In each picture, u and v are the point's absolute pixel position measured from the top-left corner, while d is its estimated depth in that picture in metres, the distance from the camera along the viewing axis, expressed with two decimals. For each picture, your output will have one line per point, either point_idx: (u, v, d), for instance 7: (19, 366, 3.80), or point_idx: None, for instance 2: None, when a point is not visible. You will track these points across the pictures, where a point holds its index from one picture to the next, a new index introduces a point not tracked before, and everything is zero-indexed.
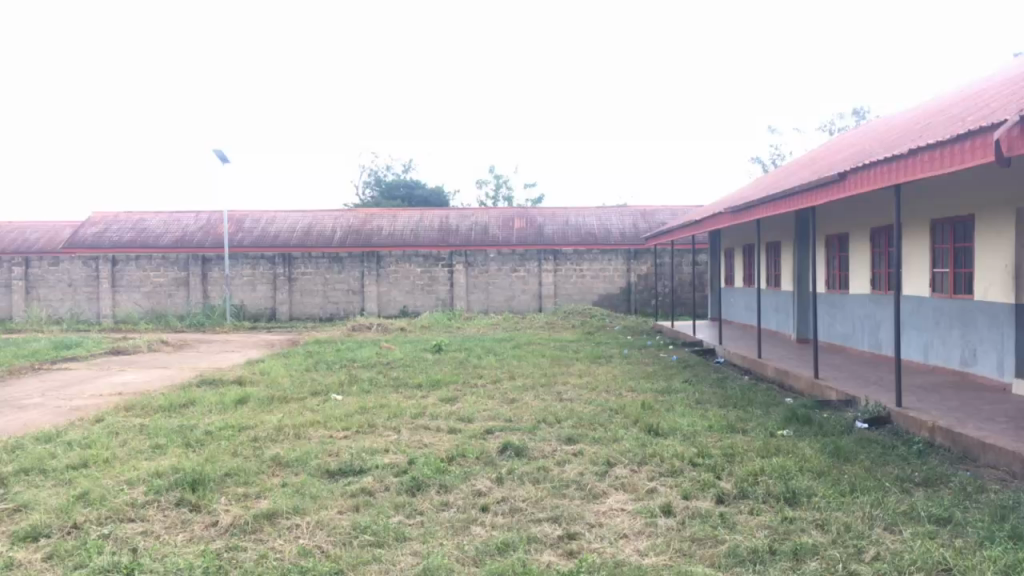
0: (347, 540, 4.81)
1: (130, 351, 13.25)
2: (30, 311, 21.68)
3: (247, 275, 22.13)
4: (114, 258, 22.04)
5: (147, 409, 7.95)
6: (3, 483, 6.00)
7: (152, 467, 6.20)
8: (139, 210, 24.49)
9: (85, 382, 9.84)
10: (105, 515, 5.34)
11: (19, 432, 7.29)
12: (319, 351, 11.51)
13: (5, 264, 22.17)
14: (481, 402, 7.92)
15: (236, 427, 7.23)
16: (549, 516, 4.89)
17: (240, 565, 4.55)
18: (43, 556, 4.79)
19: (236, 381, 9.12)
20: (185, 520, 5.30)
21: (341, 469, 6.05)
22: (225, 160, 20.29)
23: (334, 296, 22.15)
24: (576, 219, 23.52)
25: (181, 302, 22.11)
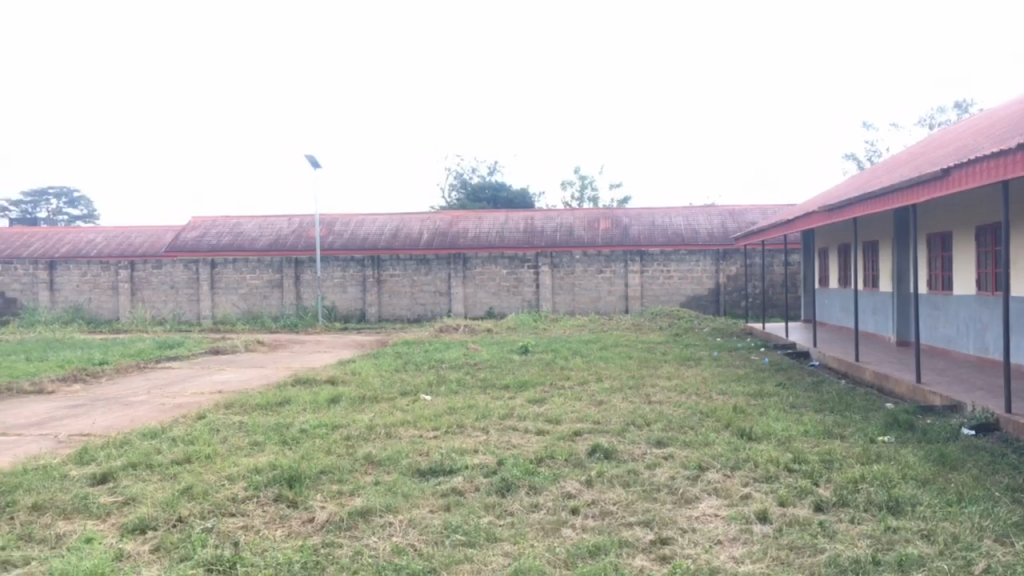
0: (439, 539, 4.87)
1: (228, 350, 13.72)
2: (135, 312, 22.65)
3: (338, 277, 22.67)
4: (213, 261, 22.85)
5: (245, 407, 8.22)
6: (113, 476, 6.29)
7: (250, 463, 6.41)
8: (236, 214, 25.33)
9: (187, 380, 10.23)
10: (208, 509, 5.54)
11: (127, 428, 7.64)
12: (407, 352, 11.70)
13: (112, 267, 23.18)
14: (569, 403, 7.91)
15: (329, 426, 7.40)
16: (641, 520, 4.85)
17: (336, 562, 4.65)
18: (150, 548, 5.00)
19: (329, 380, 9.35)
20: (283, 515, 5.46)
21: (432, 469, 6.12)
22: (316, 166, 20.75)
23: (421, 297, 22.50)
24: (662, 219, 23.25)
25: (276, 303, 22.78)
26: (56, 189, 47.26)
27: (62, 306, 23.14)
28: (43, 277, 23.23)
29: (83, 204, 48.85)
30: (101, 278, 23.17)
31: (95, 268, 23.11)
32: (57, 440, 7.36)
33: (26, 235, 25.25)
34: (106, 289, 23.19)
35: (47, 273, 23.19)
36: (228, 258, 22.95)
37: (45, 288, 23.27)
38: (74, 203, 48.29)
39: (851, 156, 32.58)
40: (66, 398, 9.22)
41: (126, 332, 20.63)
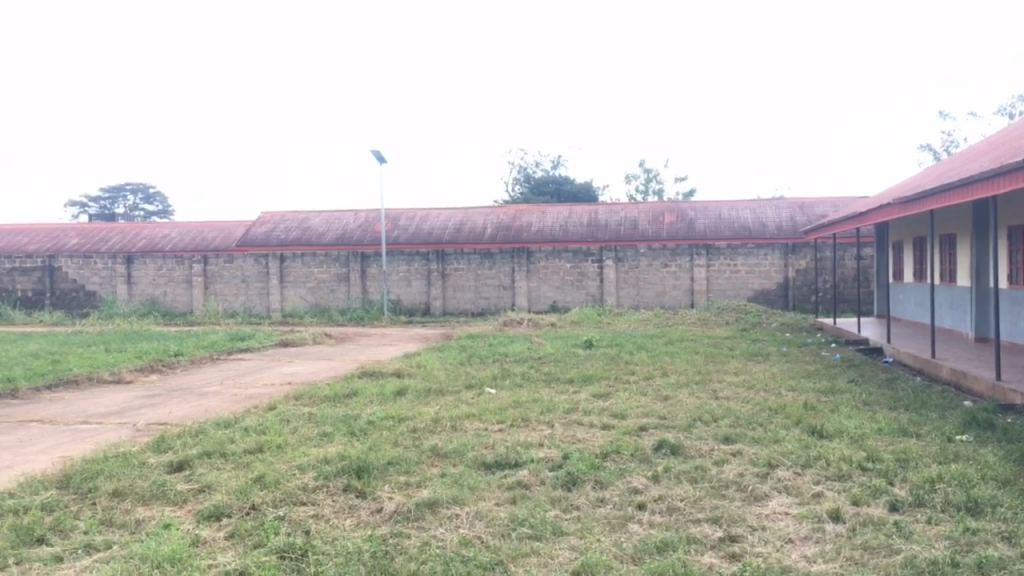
0: (506, 532, 4.89)
1: (296, 343, 14.01)
2: (208, 305, 23.25)
3: (403, 271, 22.92)
4: (282, 255, 23.32)
5: (314, 399, 8.38)
6: (189, 464, 6.49)
7: (320, 454, 6.53)
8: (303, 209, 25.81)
9: (258, 372, 10.47)
10: (280, 498, 5.67)
11: (201, 417, 7.87)
12: (472, 346, 11.76)
13: (186, 262, 23.83)
14: (635, 398, 7.86)
15: (396, 418, 7.50)
16: (709, 517, 4.80)
17: (404, 552, 4.71)
18: (226, 535, 5.14)
19: (395, 373, 9.48)
20: (352, 505, 5.56)
21: (497, 462, 6.16)
22: (381, 161, 20.99)
23: (485, 291, 22.62)
24: (730, 212, 22.92)
25: (343, 297, 23.15)
26: (133, 185, 48.76)
27: (139, 299, 23.82)
28: (122, 271, 23.93)
29: (159, 200, 50.31)
30: (176, 272, 23.81)
31: (170, 261, 23.75)
32: (136, 428, 7.61)
33: (105, 231, 26.13)
34: (180, 283, 23.81)
35: (125, 267, 23.90)
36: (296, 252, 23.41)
37: (123, 281, 23.98)
38: (150, 199, 49.79)
39: (927, 147, 31.57)
40: (144, 388, 9.53)
41: (200, 324, 21.20)
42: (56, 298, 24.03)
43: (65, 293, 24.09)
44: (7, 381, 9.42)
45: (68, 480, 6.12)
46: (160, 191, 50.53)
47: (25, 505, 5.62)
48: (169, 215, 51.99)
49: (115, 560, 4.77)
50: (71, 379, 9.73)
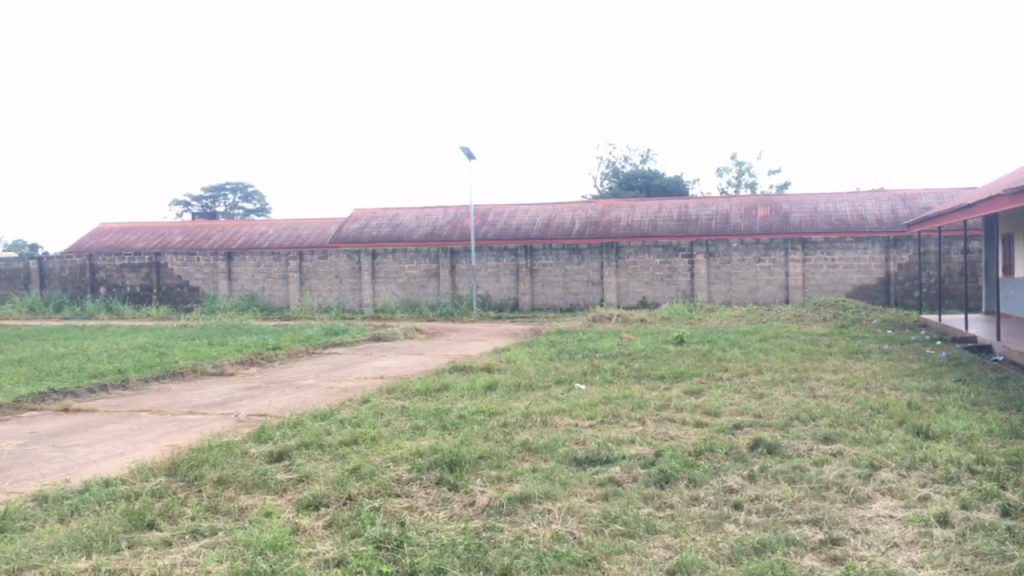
0: (599, 528, 4.88)
1: (388, 337, 14.27)
2: (304, 300, 23.88)
3: (492, 267, 23.08)
4: (374, 251, 23.79)
5: (406, 392, 8.53)
6: (288, 455, 6.68)
7: (413, 447, 6.64)
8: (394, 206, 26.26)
9: (352, 365, 10.72)
10: (375, 489, 5.78)
11: (299, 409, 8.11)
12: (561, 341, 11.75)
13: (283, 258, 24.52)
14: (728, 396, 7.72)
15: (487, 412, 7.55)
16: (808, 519, 4.67)
17: (497, 546, 4.75)
18: (324, 524, 5.28)
19: (485, 368, 9.56)
20: (445, 498, 5.63)
21: (589, 458, 6.14)
22: (471, 157, 21.16)
23: (574, 286, 22.58)
24: (826, 205, 22.26)
25: (433, 292, 23.46)
26: (233, 184, 50.52)
27: (239, 294, 24.64)
28: (223, 267, 24.81)
29: (257, 199, 51.99)
30: (273, 268, 24.54)
31: (268, 258, 24.50)
32: (237, 419, 7.88)
33: (207, 229, 27.12)
34: (277, 278, 24.53)
35: (226, 264, 24.77)
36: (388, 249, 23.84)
37: (224, 277, 24.84)
38: (248, 197, 51.51)
39: None
40: (244, 380, 9.88)
41: (296, 319, 21.81)
42: (162, 293, 25.06)
43: (170, 288, 25.10)
44: (118, 372, 9.90)
45: (176, 467, 6.38)
46: (258, 189, 52.21)
47: (136, 491, 5.89)
48: (266, 213, 53.71)
49: (221, 545, 4.95)
50: (177, 371, 10.15)
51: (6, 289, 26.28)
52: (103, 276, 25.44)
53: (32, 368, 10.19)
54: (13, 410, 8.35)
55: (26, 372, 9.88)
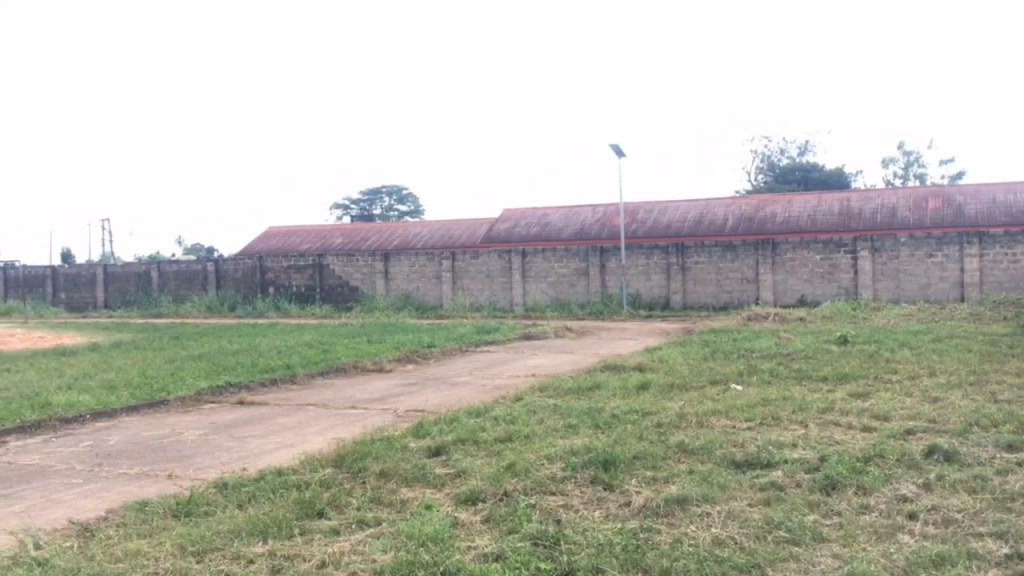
0: (761, 534, 4.72)
1: (539, 336, 14.40)
2: (457, 299, 24.44)
3: (642, 265, 22.83)
4: (524, 251, 24.06)
5: (559, 390, 8.57)
6: (446, 450, 6.86)
7: (566, 445, 6.66)
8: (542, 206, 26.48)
9: (504, 363, 10.88)
10: (530, 486, 5.83)
11: (454, 405, 8.31)
12: (715, 340, 11.47)
13: (436, 258, 25.15)
14: (898, 400, 7.31)
15: (640, 412, 7.48)
16: (993, 531, 4.36)
17: (655, 547, 4.69)
18: (482, 519, 5.37)
19: (637, 367, 9.46)
20: (600, 498, 5.61)
21: (749, 461, 5.96)
22: (620, 154, 21.00)
23: (728, 284, 22.01)
24: (1006, 195, 20.71)
25: (583, 290, 23.49)
26: (389, 187, 52.42)
27: (395, 294, 25.47)
28: (380, 267, 25.73)
29: (411, 201, 53.71)
30: (428, 268, 25.22)
31: (423, 258, 25.21)
32: (396, 414, 8.16)
33: (365, 232, 28.25)
34: (431, 278, 25.20)
35: (383, 264, 25.69)
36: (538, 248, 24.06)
37: (381, 277, 25.76)
38: (403, 199, 53.30)
39: None
40: (401, 376, 10.23)
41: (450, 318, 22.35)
42: (325, 293, 26.27)
43: (332, 288, 26.28)
44: (287, 367, 10.47)
45: (341, 459, 6.67)
46: (412, 192, 53.94)
47: (306, 480, 6.21)
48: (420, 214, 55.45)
49: (385, 536, 5.14)
50: (339, 367, 10.63)
51: (186, 289, 28.32)
52: (272, 277, 26.95)
53: (211, 363, 10.93)
54: (194, 402, 8.99)
55: (206, 367, 10.62)
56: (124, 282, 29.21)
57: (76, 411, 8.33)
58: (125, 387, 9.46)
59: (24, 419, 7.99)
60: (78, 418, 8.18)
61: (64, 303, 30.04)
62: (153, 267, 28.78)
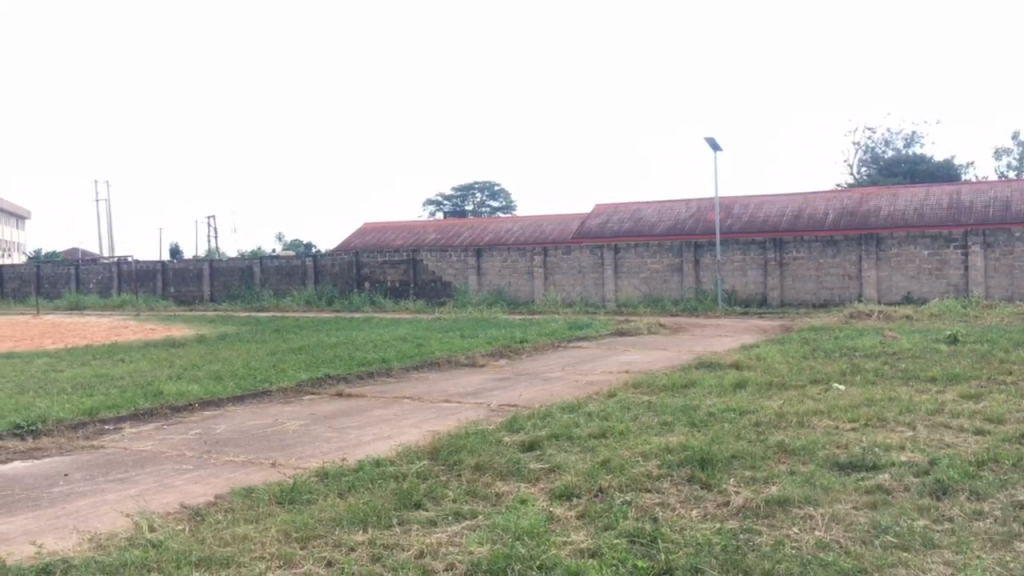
0: (867, 538, 4.57)
1: (632, 332, 14.29)
2: (548, 295, 24.43)
3: (738, 261, 22.38)
4: (617, 246, 23.88)
5: (653, 387, 8.49)
6: (540, 445, 6.88)
7: (662, 443, 6.58)
8: (635, 203, 26.27)
9: (597, 359, 10.84)
10: (626, 483, 5.79)
11: (547, 401, 8.32)
12: (815, 338, 11.15)
13: (528, 254, 25.16)
14: (1013, 403, 6.96)
15: (737, 410, 7.34)
16: None
17: (756, 548, 4.59)
18: (577, 514, 5.36)
19: (734, 365, 9.28)
20: (698, 497, 5.52)
21: (853, 463, 5.77)
22: (715, 148, 20.61)
23: (828, 281, 21.36)
24: None
25: (676, 287, 23.19)
26: (482, 183, 52.90)
27: (488, 289, 25.64)
28: (473, 263, 25.96)
29: (504, 197, 54.03)
30: (520, 264, 25.29)
31: (515, 254, 25.29)
32: (490, 408, 8.22)
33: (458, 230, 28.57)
34: (523, 274, 25.26)
35: (475, 260, 25.91)
36: (631, 244, 23.87)
37: (474, 273, 25.99)
38: (495, 195, 53.67)
39: None
40: (494, 371, 10.31)
41: (542, 314, 22.38)
42: (419, 288, 26.65)
43: (426, 283, 26.65)
44: (383, 361, 10.68)
45: (437, 451, 6.76)
46: (505, 188, 54.27)
47: (404, 472, 6.32)
48: (512, 210, 55.78)
49: (481, 529, 5.18)
50: (434, 361, 10.78)
51: (286, 284, 29.20)
52: (368, 272, 27.52)
53: (310, 355, 11.24)
54: (295, 394, 9.27)
55: (306, 359, 10.93)
56: (228, 276, 30.31)
57: (185, 399, 8.70)
58: (230, 377, 9.82)
59: (138, 406, 8.39)
60: (187, 407, 8.54)
61: (173, 296, 31.41)
62: (256, 262, 29.79)
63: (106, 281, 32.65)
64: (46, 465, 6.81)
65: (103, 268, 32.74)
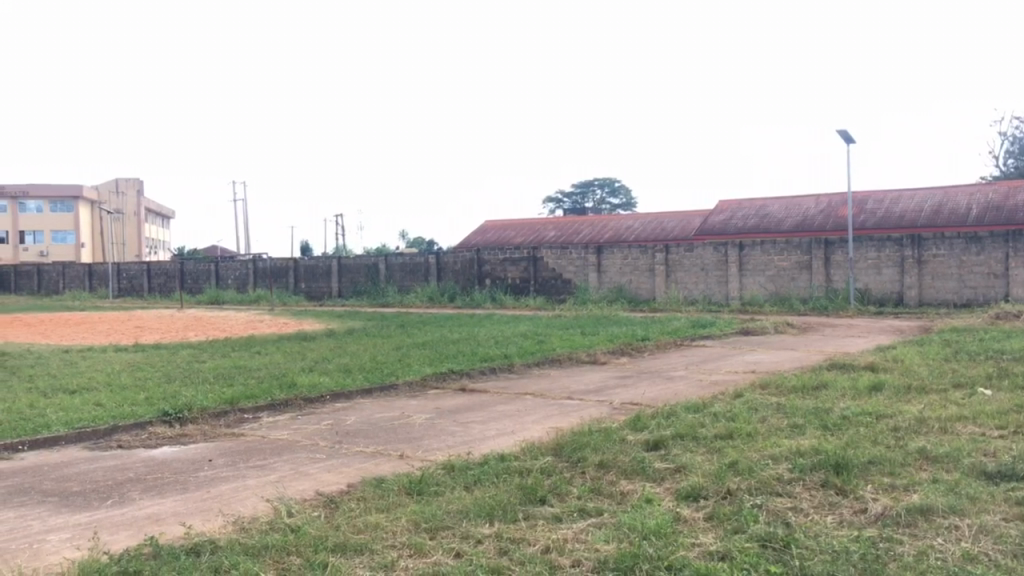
0: (1020, 553, 4.31)
1: (758, 332, 13.94)
2: (670, 293, 24.05)
3: (872, 258, 21.47)
4: (741, 243, 23.31)
5: (782, 388, 8.26)
6: (664, 445, 6.79)
7: (793, 446, 6.39)
8: (762, 209, 25.88)
9: (721, 359, 10.62)
10: (755, 486, 5.65)
11: (671, 399, 8.21)
12: (958, 340, 10.57)
13: (649, 251, 24.85)
14: None
15: (873, 414, 7.04)
16: None
17: (897, 559, 4.40)
18: (705, 516, 5.26)
19: (869, 367, 8.92)
20: (832, 503, 5.33)
21: (1002, 472, 5.45)
22: (847, 141, 19.82)
23: (971, 280, 20.24)
24: None
25: (805, 286, 22.44)
26: (601, 180, 52.66)
27: (608, 287, 25.48)
28: (593, 260, 25.86)
29: (624, 193, 53.63)
30: (640, 261, 25.00)
31: (636, 251, 25.03)
32: (612, 406, 8.19)
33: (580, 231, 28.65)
34: (644, 271, 24.96)
35: (596, 257, 25.79)
36: (756, 241, 23.25)
37: (594, 270, 25.89)
38: (615, 191, 53.35)
39: None
40: (617, 369, 10.26)
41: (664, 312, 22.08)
42: (539, 285, 26.76)
43: (546, 281, 26.73)
44: (506, 357, 10.80)
45: (561, 448, 6.78)
46: (624, 184, 53.89)
47: (528, 467, 6.36)
48: (632, 207, 55.28)
49: (607, 527, 5.16)
50: (555, 358, 10.83)
51: (410, 281, 29.92)
52: (489, 269, 27.87)
53: (435, 351, 11.49)
54: (421, 388, 9.49)
55: (430, 354, 11.17)
56: (355, 273, 31.31)
57: (317, 391, 9.05)
58: (358, 371, 10.15)
59: (275, 397, 8.78)
60: (319, 398, 8.88)
61: (304, 292, 32.69)
62: (381, 259, 30.64)
63: (243, 277, 34.31)
64: (192, 450, 7.22)
65: (239, 264, 34.38)
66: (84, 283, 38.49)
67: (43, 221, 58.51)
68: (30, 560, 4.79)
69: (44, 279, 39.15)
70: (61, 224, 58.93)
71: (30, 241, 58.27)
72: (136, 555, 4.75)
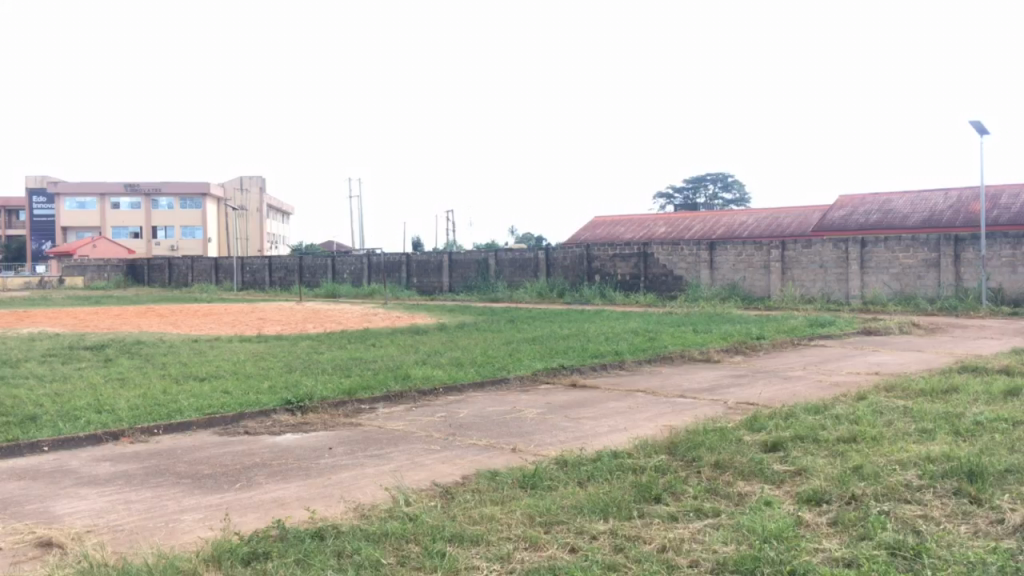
0: None
1: (880, 332, 13.40)
2: (786, 291, 23.35)
3: (1007, 256, 20.25)
4: (864, 239, 22.44)
5: (909, 391, 7.91)
6: (783, 446, 6.60)
7: (922, 451, 6.11)
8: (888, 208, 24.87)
9: (841, 360, 10.26)
10: (882, 492, 5.43)
11: (789, 401, 8.00)
12: None
13: (764, 247, 24.21)
14: None
15: (1009, 420, 6.66)
16: None
17: None
18: (829, 521, 5.08)
19: (1004, 371, 8.43)
20: (966, 512, 5.06)
21: None
22: (983, 132, 18.75)
23: None
24: None
25: (932, 285, 21.35)
26: (713, 175, 51.70)
27: (721, 283, 24.94)
28: (705, 257, 25.38)
29: (737, 188, 52.49)
30: (755, 257, 24.38)
31: (750, 247, 24.43)
32: (727, 406, 8.03)
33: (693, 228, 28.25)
34: (759, 268, 24.33)
35: (708, 254, 25.30)
36: (880, 237, 22.29)
37: (706, 267, 25.41)
38: (728, 186, 52.24)
39: None
40: (729, 367, 10.06)
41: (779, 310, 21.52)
42: (649, 281, 26.51)
43: (656, 277, 26.45)
44: (616, 353, 10.75)
45: (675, 446, 6.68)
46: (738, 179, 52.76)
47: (641, 465, 6.30)
48: (745, 202, 54.07)
49: (725, 528, 5.06)
50: (667, 355, 10.70)
51: (520, 276, 30.10)
52: (599, 265, 27.76)
53: (545, 346, 11.54)
54: (531, 382, 9.55)
55: (541, 350, 11.20)
56: (466, 268, 31.78)
57: (430, 384, 9.23)
58: (470, 364, 10.31)
59: (390, 388, 9.00)
60: (432, 391, 9.05)
61: (416, 287, 33.38)
62: (491, 255, 30.94)
63: (357, 271, 35.29)
64: (314, 438, 7.47)
65: (355, 259, 35.37)
66: (211, 276, 40.44)
67: (174, 217, 61.70)
68: (168, 538, 5.06)
69: (175, 272, 41.33)
70: (189, 219, 62.03)
71: (161, 235, 61.51)
72: (264, 537, 4.95)
